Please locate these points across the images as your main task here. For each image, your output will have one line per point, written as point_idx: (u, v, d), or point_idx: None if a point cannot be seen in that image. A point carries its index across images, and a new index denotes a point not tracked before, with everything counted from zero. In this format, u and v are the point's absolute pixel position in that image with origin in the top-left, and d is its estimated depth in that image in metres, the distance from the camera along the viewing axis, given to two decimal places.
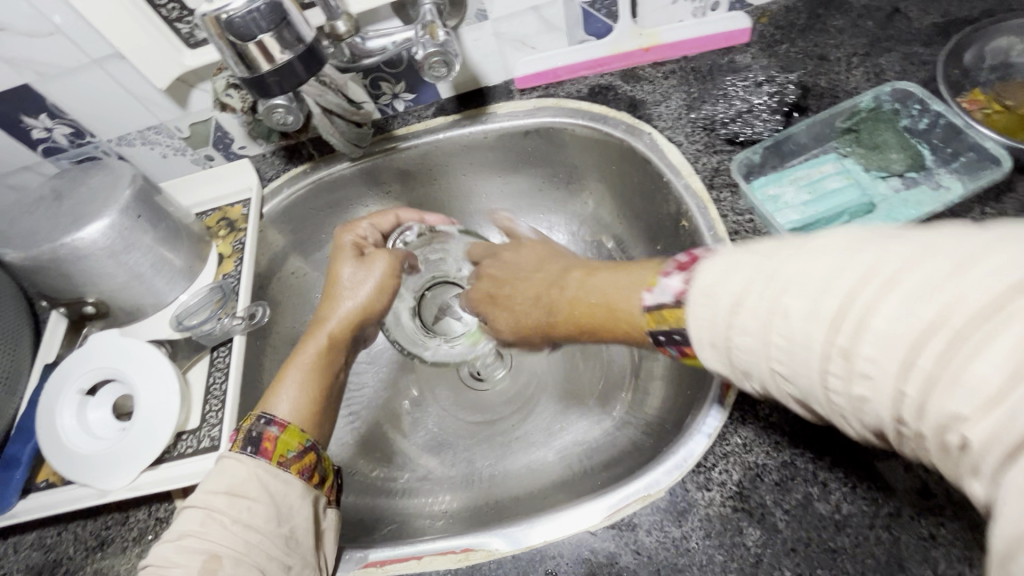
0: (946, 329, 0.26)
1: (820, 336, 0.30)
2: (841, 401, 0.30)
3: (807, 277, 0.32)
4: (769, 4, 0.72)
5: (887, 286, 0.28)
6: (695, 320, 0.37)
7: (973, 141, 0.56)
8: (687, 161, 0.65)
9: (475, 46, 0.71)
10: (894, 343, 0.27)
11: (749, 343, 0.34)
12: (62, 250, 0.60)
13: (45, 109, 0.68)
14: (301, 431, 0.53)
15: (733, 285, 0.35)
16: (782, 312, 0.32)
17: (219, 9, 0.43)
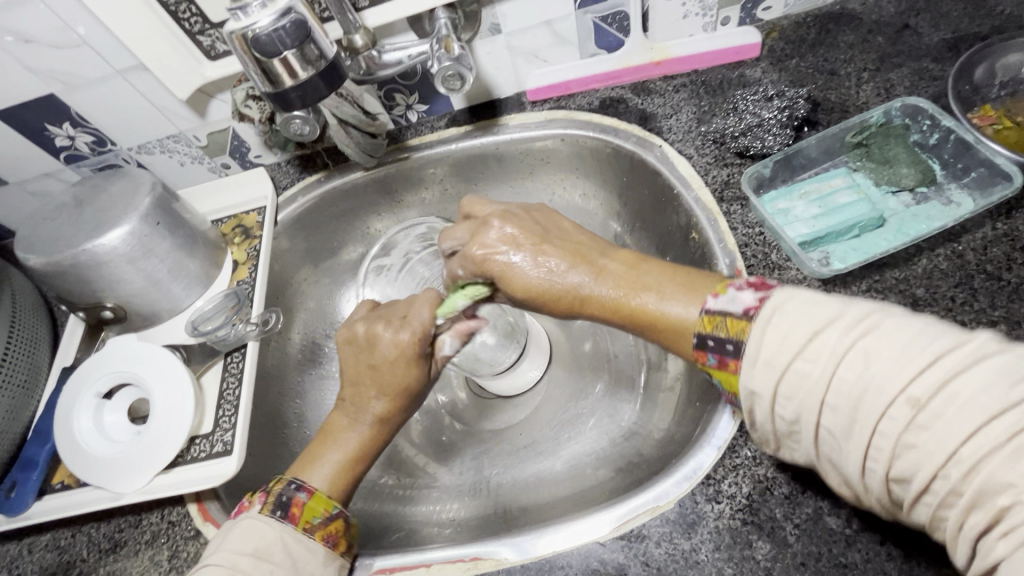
0: (1015, 414, 0.31)
1: (893, 389, 0.34)
2: (887, 449, 0.34)
3: (888, 334, 0.36)
4: (780, 19, 0.73)
5: (971, 362, 0.33)
6: (769, 338, 0.39)
7: (984, 157, 0.56)
8: (697, 174, 0.65)
9: (489, 59, 0.73)
10: (959, 412, 0.32)
11: (816, 376, 0.36)
12: (83, 256, 0.61)
13: (69, 117, 0.69)
14: (329, 497, 0.51)
15: (816, 322, 0.38)
16: (866, 359, 0.35)
17: (247, 28, 0.45)
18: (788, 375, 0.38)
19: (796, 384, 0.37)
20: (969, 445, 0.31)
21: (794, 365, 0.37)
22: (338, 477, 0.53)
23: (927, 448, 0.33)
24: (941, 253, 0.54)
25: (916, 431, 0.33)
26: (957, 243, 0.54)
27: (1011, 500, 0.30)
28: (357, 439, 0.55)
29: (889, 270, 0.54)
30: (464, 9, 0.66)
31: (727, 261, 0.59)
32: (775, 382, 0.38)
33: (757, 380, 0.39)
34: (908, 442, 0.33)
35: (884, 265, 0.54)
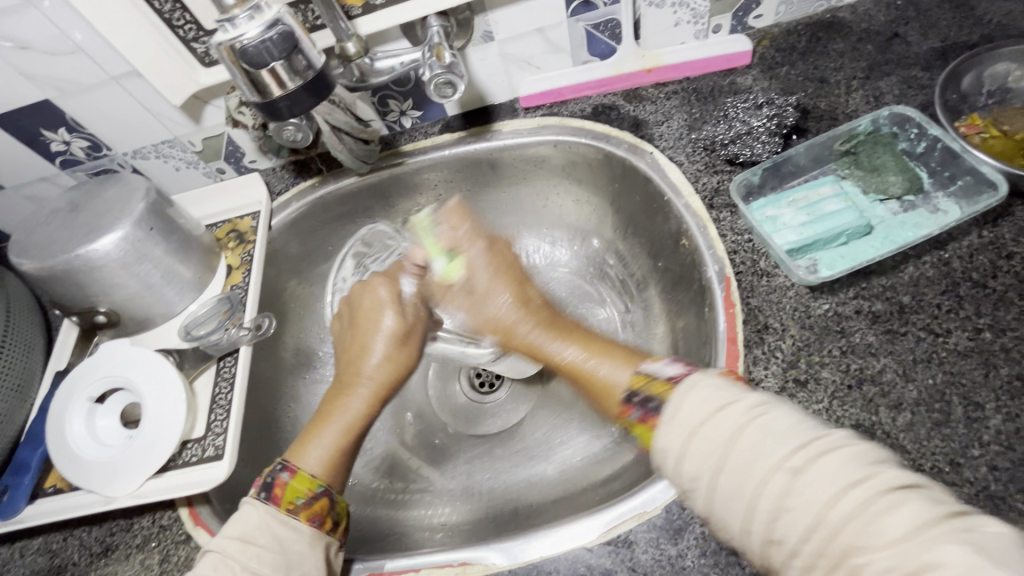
0: (868, 487, 0.34)
1: (772, 458, 0.37)
2: (767, 512, 0.37)
3: (775, 415, 0.40)
4: (771, 27, 0.73)
5: (836, 446, 0.37)
6: (684, 403, 0.42)
7: (971, 165, 0.56)
8: (688, 181, 0.66)
9: (482, 66, 0.73)
10: (829, 483, 0.35)
11: (714, 442, 0.40)
12: (76, 260, 0.62)
13: (64, 123, 0.70)
14: (313, 477, 0.54)
15: (722, 397, 0.41)
16: (756, 429, 0.39)
17: (234, 39, 0.45)
18: (692, 439, 0.40)
19: (701, 448, 0.40)
20: (830, 510, 0.35)
21: (699, 430, 0.40)
22: (342, 434, 0.58)
23: (798, 514, 0.36)
24: (928, 261, 0.54)
25: (789, 496, 0.36)
26: (944, 251, 0.54)
27: (865, 559, 0.33)
28: (355, 405, 0.60)
29: (876, 277, 0.55)
30: (456, 17, 0.66)
31: (716, 268, 0.59)
32: (683, 442, 0.41)
33: (670, 440, 0.41)
34: (783, 507, 0.36)
35: (871, 272, 0.55)
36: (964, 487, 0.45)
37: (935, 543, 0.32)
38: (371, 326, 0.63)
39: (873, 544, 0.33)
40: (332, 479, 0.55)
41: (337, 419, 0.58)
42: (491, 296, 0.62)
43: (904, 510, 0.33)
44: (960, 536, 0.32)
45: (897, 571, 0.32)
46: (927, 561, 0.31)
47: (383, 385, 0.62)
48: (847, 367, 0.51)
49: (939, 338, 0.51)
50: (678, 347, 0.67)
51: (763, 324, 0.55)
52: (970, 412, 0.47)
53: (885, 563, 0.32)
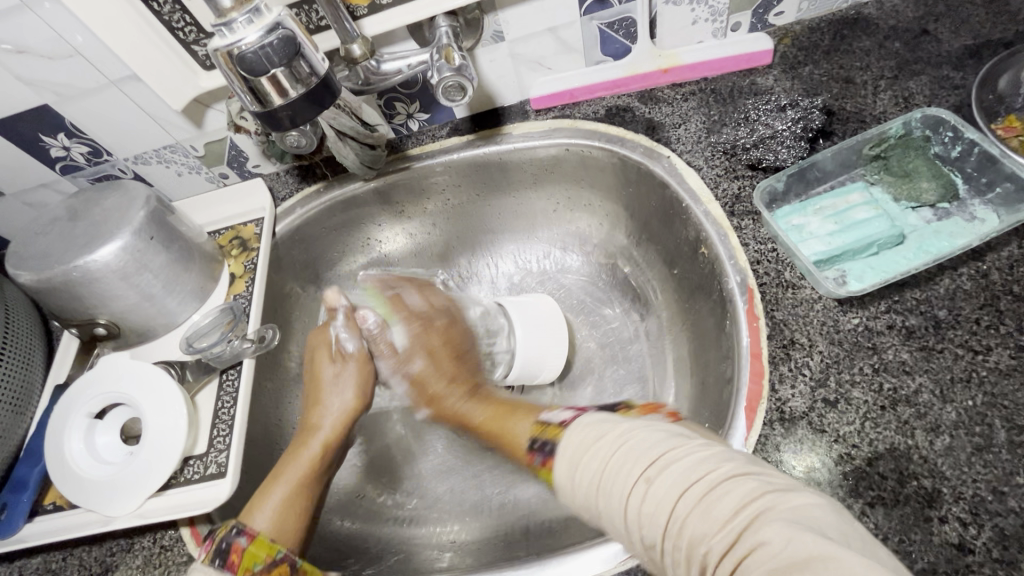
0: (706, 478, 0.36)
1: (631, 467, 0.39)
2: (632, 518, 0.38)
3: (637, 434, 0.41)
4: (793, 25, 0.70)
5: (685, 445, 0.39)
6: (572, 441, 0.44)
7: (1010, 171, 0.53)
8: (707, 186, 0.63)
9: (491, 67, 0.71)
10: (673, 480, 0.37)
11: (591, 467, 0.42)
12: (75, 272, 0.60)
13: (62, 128, 0.68)
14: (271, 541, 0.51)
15: (599, 428, 0.44)
16: (624, 444, 0.41)
17: (232, 44, 0.43)
18: (580, 472, 0.42)
19: (583, 478, 0.42)
20: (680, 505, 0.36)
21: (583, 462, 0.43)
22: (295, 484, 0.56)
23: (654, 513, 0.37)
24: (965, 273, 0.51)
25: (644, 497, 0.38)
26: (982, 263, 0.52)
27: (706, 548, 0.34)
28: (307, 456, 0.59)
29: (910, 290, 0.52)
30: (465, 16, 0.63)
31: (738, 278, 0.57)
32: (573, 477, 0.43)
33: (564, 476, 0.44)
34: (642, 508, 0.38)
35: (904, 285, 0.52)
36: (1009, 517, 0.42)
37: (761, 523, 0.33)
38: (319, 376, 0.66)
39: (710, 531, 0.34)
40: (287, 535, 0.53)
41: (289, 471, 0.57)
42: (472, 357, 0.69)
43: (736, 494, 0.34)
44: (787, 514, 0.32)
45: (728, 551, 0.33)
46: (757, 544, 0.32)
47: (337, 429, 0.63)
48: (880, 386, 0.48)
49: (979, 355, 0.48)
50: (696, 359, 0.65)
51: (789, 339, 0.52)
52: (1014, 436, 0.44)
53: (722, 547, 0.33)
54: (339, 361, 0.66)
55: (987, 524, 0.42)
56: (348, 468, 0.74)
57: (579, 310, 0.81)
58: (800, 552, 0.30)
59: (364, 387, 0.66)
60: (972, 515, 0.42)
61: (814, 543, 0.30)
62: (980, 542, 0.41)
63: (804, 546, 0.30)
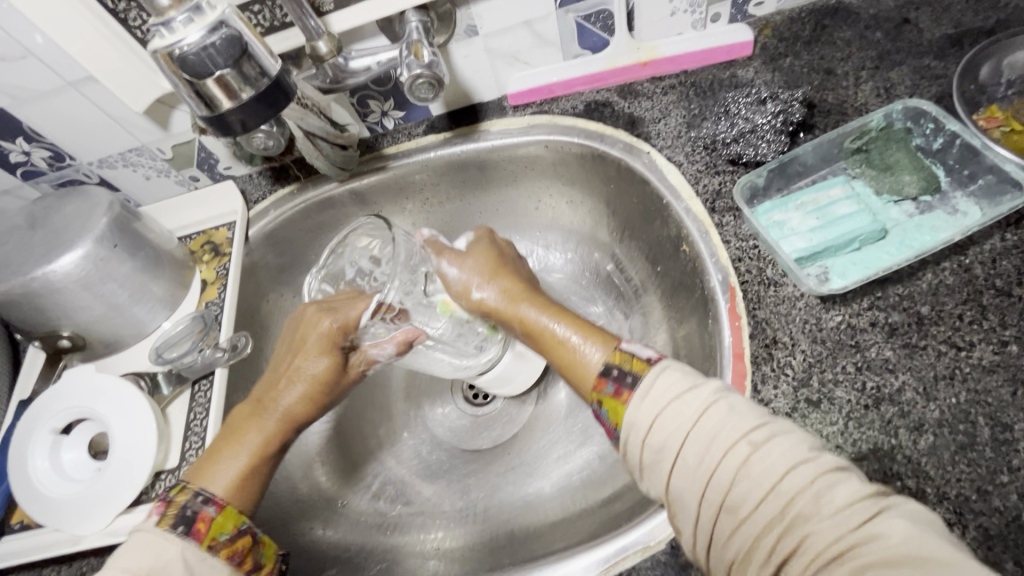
0: (812, 463, 0.35)
1: (733, 434, 0.37)
2: (719, 486, 0.36)
3: (736, 398, 0.40)
4: (773, 15, 0.69)
5: (784, 429, 0.37)
6: (658, 382, 0.41)
7: (992, 163, 0.52)
8: (687, 182, 0.62)
9: (466, 62, 0.69)
10: (780, 457, 0.35)
11: (678, 421, 0.39)
12: (35, 283, 0.58)
13: (21, 132, 0.65)
14: (239, 512, 0.47)
15: (695, 389, 0.40)
16: (724, 406, 0.39)
17: (172, 45, 0.41)
18: (661, 417, 0.40)
19: (669, 423, 0.39)
20: (785, 483, 0.34)
21: (673, 405, 0.40)
22: (251, 461, 0.51)
23: (753, 483, 0.35)
24: (947, 268, 0.51)
25: (744, 467, 0.36)
26: (964, 256, 0.51)
27: (814, 531, 0.33)
28: (268, 429, 0.53)
29: (892, 286, 0.51)
30: (437, 10, 0.61)
31: (720, 277, 0.55)
32: (655, 416, 0.40)
33: (639, 413, 0.41)
34: (742, 477, 0.36)
35: (887, 281, 0.51)
36: (993, 516, 0.41)
37: (873, 517, 0.32)
38: (302, 363, 0.55)
39: (820, 515, 0.33)
40: (246, 502, 0.49)
41: (245, 442, 0.51)
42: (470, 283, 0.59)
43: (846, 484, 0.34)
44: (897, 510, 0.32)
45: (836, 540, 0.32)
46: (873, 531, 0.31)
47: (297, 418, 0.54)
48: (864, 385, 0.47)
49: (962, 352, 0.47)
50: (679, 357, 0.64)
51: (772, 338, 0.51)
52: (998, 434, 0.44)
53: (832, 533, 0.32)
54: (338, 361, 0.55)
55: (971, 525, 0.41)
56: (329, 476, 0.72)
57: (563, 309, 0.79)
58: (916, 547, 0.30)
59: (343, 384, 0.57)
60: (956, 515, 0.41)
61: (928, 541, 0.30)
62: (964, 543, 0.41)
63: (923, 542, 0.30)
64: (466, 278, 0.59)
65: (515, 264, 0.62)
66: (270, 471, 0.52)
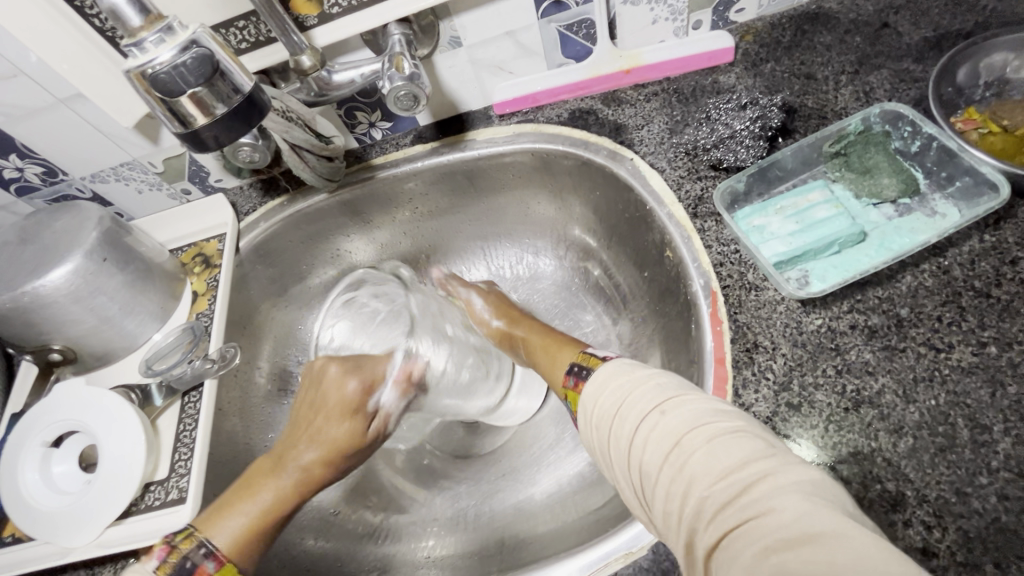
0: (722, 429, 0.37)
1: (648, 403, 0.41)
2: (636, 447, 0.39)
3: (664, 378, 0.43)
4: (755, 21, 0.70)
5: (705, 403, 0.39)
6: (603, 372, 0.47)
7: (968, 165, 0.53)
8: (670, 188, 0.62)
9: (450, 73, 0.69)
10: (685, 422, 0.38)
11: (613, 398, 0.44)
12: (25, 298, 0.58)
13: (13, 149, 0.66)
14: (236, 570, 0.48)
15: (628, 372, 0.45)
16: (651, 382, 0.43)
17: (145, 65, 0.41)
18: (603, 395, 0.45)
19: (607, 401, 0.44)
20: (688, 442, 0.37)
21: (610, 386, 0.45)
22: (266, 512, 0.51)
23: (661, 443, 0.38)
24: (926, 270, 0.51)
25: (655, 428, 0.39)
26: (943, 258, 0.51)
27: (707, 492, 0.34)
28: (288, 482, 0.53)
29: (872, 288, 0.51)
30: (419, 22, 0.62)
31: (702, 281, 0.56)
32: (598, 398, 0.46)
33: (589, 396, 0.47)
34: (651, 437, 0.39)
35: (867, 283, 0.51)
36: (973, 518, 0.41)
37: (766, 479, 0.33)
38: (320, 427, 0.58)
39: (711, 474, 0.34)
40: (246, 560, 0.49)
41: (262, 496, 0.52)
42: (486, 318, 0.72)
43: (741, 449, 0.35)
44: (786, 480, 0.32)
45: (726, 498, 0.33)
46: (762, 500, 0.32)
47: (307, 479, 0.55)
48: (844, 388, 0.47)
49: (941, 354, 0.47)
50: (666, 363, 0.64)
51: (752, 342, 0.51)
52: (977, 435, 0.44)
53: (725, 495, 0.33)
54: (358, 426, 0.59)
55: (950, 528, 0.41)
56: None
57: (553, 315, 0.80)
58: (807, 521, 0.30)
59: (361, 454, 0.59)
60: (936, 518, 0.42)
61: (826, 517, 0.29)
62: (944, 545, 0.41)
63: (805, 514, 0.30)
64: (483, 312, 0.72)
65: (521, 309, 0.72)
66: (277, 531, 0.52)
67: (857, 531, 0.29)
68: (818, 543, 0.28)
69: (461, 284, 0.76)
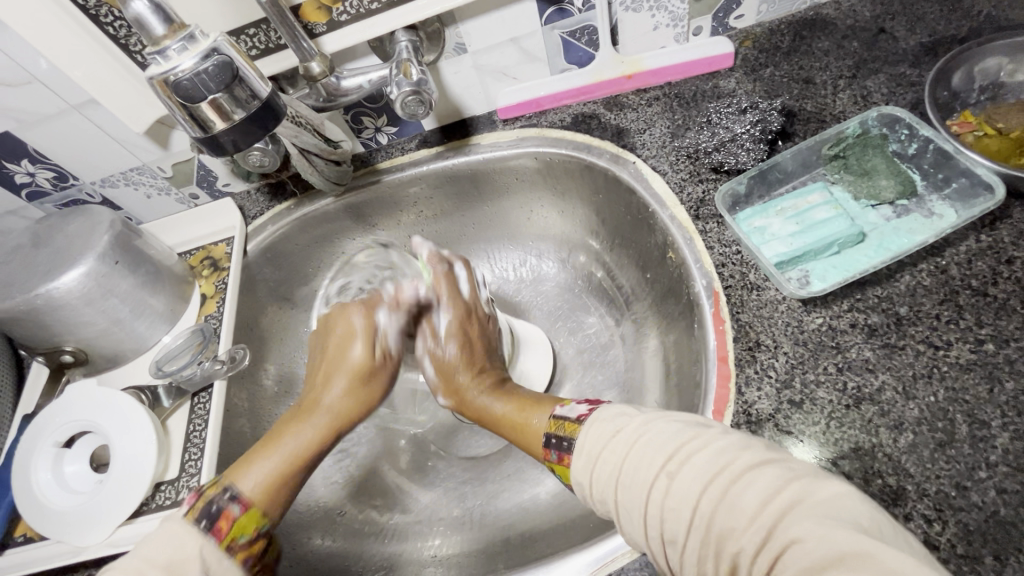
0: (732, 471, 0.36)
1: (651, 469, 0.39)
2: (654, 512, 0.38)
3: (657, 428, 0.41)
4: (753, 27, 0.71)
5: (708, 446, 0.38)
6: (585, 438, 0.45)
7: (964, 167, 0.54)
8: (672, 191, 0.64)
9: (455, 79, 0.71)
10: (695, 478, 0.37)
11: (606, 472, 0.42)
12: (39, 300, 0.59)
13: (26, 155, 0.67)
14: (262, 514, 0.47)
15: (614, 435, 0.43)
16: (639, 442, 0.41)
17: (168, 72, 0.43)
18: (596, 467, 0.43)
19: (600, 473, 0.42)
20: (705, 501, 0.35)
21: (599, 457, 0.43)
22: (290, 459, 0.49)
23: (679, 507, 0.36)
24: (924, 269, 0.52)
25: (670, 496, 0.37)
26: (940, 257, 0.52)
27: (738, 546, 0.33)
28: (310, 431, 0.52)
29: (872, 288, 0.52)
30: (426, 29, 0.64)
31: (704, 282, 0.57)
32: (590, 472, 0.43)
33: (580, 472, 0.44)
34: (668, 505, 0.37)
35: (866, 283, 0.52)
36: (973, 512, 0.42)
37: (787, 515, 0.32)
38: (341, 350, 0.56)
39: (737, 527, 0.33)
40: (272, 508, 0.48)
41: (291, 441, 0.50)
42: (445, 343, 0.61)
43: (760, 489, 0.34)
44: (813, 507, 0.32)
45: (757, 548, 0.32)
46: (791, 537, 0.31)
47: (341, 421, 0.54)
48: (844, 385, 0.48)
49: (939, 351, 0.48)
50: (669, 363, 0.65)
51: (754, 341, 0.52)
52: (975, 430, 0.45)
53: (754, 545, 0.32)
54: (370, 345, 0.57)
55: (950, 520, 0.42)
56: (328, 486, 0.73)
57: (557, 316, 0.81)
58: (835, 545, 0.29)
59: (382, 375, 0.57)
60: (936, 511, 0.42)
61: (848, 539, 0.29)
62: (944, 538, 0.41)
63: (834, 540, 0.29)
64: (438, 343, 0.62)
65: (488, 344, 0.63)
66: (302, 480, 0.51)
67: (886, 551, 0.28)
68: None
69: (450, 286, 0.62)
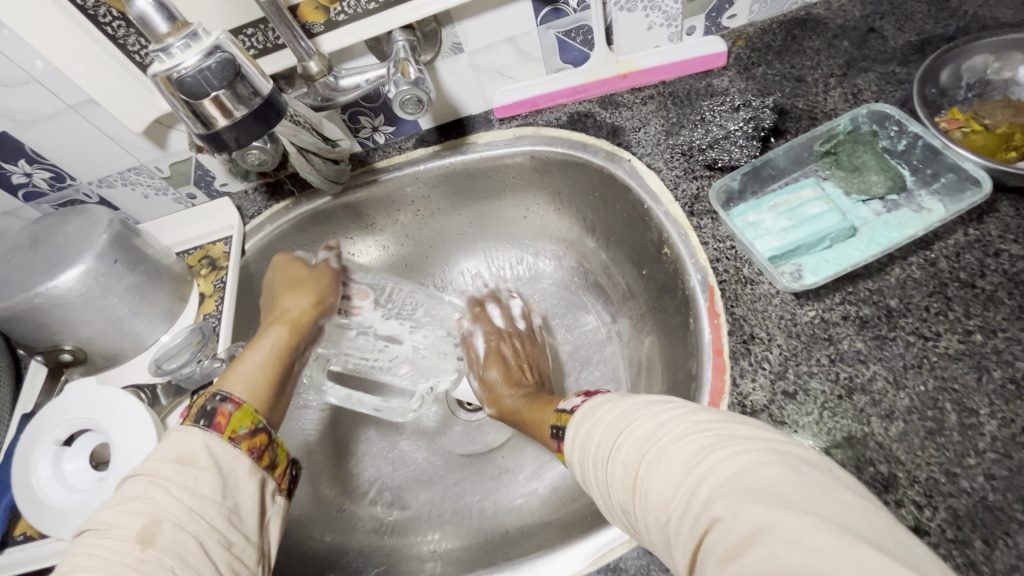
0: (666, 442, 0.38)
1: (609, 442, 0.43)
2: (610, 479, 0.41)
3: (620, 406, 0.45)
4: (746, 27, 0.72)
5: (654, 420, 0.41)
6: (571, 423, 0.50)
7: (952, 162, 0.55)
8: (667, 188, 0.64)
9: (452, 78, 0.71)
10: (637, 448, 0.40)
11: (582, 447, 0.46)
12: (38, 299, 0.60)
13: (23, 155, 0.67)
14: (256, 410, 0.47)
15: (590, 413, 0.48)
16: (606, 416, 0.45)
17: (171, 69, 0.43)
18: (577, 442, 0.48)
19: (579, 450, 0.47)
20: (642, 468, 0.38)
21: (578, 433, 0.47)
22: (268, 354, 0.54)
23: (624, 475, 0.40)
24: (914, 262, 0.53)
25: (618, 464, 0.41)
26: (930, 251, 0.53)
27: (668, 515, 0.35)
28: (278, 334, 0.57)
29: (863, 281, 0.53)
30: (422, 29, 0.64)
31: (699, 277, 0.58)
32: (573, 449, 0.48)
33: (570, 450, 0.49)
34: (616, 475, 0.41)
35: (858, 276, 0.53)
36: (962, 497, 0.43)
37: (707, 486, 0.33)
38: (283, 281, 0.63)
39: (665, 494, 0.36)
40: (259, 402, 0.49)
41: (262, 343, 0.55)
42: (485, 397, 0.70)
43: (687, 459, 0.36)
44: (732, 480, 0.32)
45: (682, 516, 0.34)
46: (711, 518, 0.31)
47: (301, 319, 0.59)
48: (837, 376, 0.49)
49: (929, 342, 0.49)
50: (664, 357, 0.65)
51: (749, 334, 0.53)
52: (964, 418, 0.46)
53: (681, 514, 0.34)
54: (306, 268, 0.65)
55: (941, 506, 0.43)
56: (327, 485, 0.73)
57: (554, 313, 0.82)
58: (747, 515, 0.30)
59: (328, 287, 0.64)
60: (926, 497, 0.43)
61: (761, 509, 0.29)
62: (934, 523, 0.42)
63: (747, 515, 0.29)
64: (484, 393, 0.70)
65: (528, 364, 0.71)
66: (286, 375, 0.54)
67: (793, 516, 0.28)
68: (760, 543, 0.28)
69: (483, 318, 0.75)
